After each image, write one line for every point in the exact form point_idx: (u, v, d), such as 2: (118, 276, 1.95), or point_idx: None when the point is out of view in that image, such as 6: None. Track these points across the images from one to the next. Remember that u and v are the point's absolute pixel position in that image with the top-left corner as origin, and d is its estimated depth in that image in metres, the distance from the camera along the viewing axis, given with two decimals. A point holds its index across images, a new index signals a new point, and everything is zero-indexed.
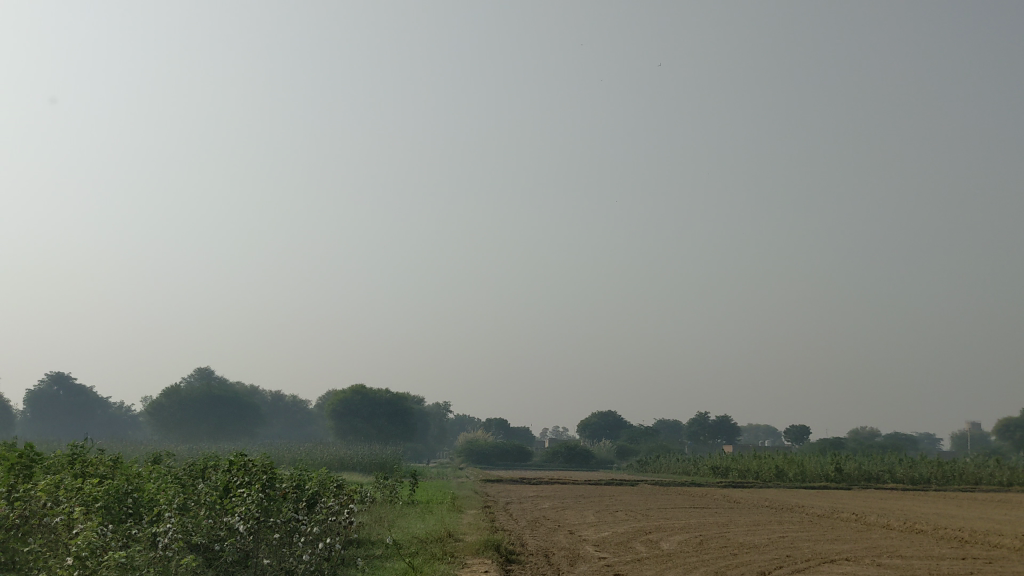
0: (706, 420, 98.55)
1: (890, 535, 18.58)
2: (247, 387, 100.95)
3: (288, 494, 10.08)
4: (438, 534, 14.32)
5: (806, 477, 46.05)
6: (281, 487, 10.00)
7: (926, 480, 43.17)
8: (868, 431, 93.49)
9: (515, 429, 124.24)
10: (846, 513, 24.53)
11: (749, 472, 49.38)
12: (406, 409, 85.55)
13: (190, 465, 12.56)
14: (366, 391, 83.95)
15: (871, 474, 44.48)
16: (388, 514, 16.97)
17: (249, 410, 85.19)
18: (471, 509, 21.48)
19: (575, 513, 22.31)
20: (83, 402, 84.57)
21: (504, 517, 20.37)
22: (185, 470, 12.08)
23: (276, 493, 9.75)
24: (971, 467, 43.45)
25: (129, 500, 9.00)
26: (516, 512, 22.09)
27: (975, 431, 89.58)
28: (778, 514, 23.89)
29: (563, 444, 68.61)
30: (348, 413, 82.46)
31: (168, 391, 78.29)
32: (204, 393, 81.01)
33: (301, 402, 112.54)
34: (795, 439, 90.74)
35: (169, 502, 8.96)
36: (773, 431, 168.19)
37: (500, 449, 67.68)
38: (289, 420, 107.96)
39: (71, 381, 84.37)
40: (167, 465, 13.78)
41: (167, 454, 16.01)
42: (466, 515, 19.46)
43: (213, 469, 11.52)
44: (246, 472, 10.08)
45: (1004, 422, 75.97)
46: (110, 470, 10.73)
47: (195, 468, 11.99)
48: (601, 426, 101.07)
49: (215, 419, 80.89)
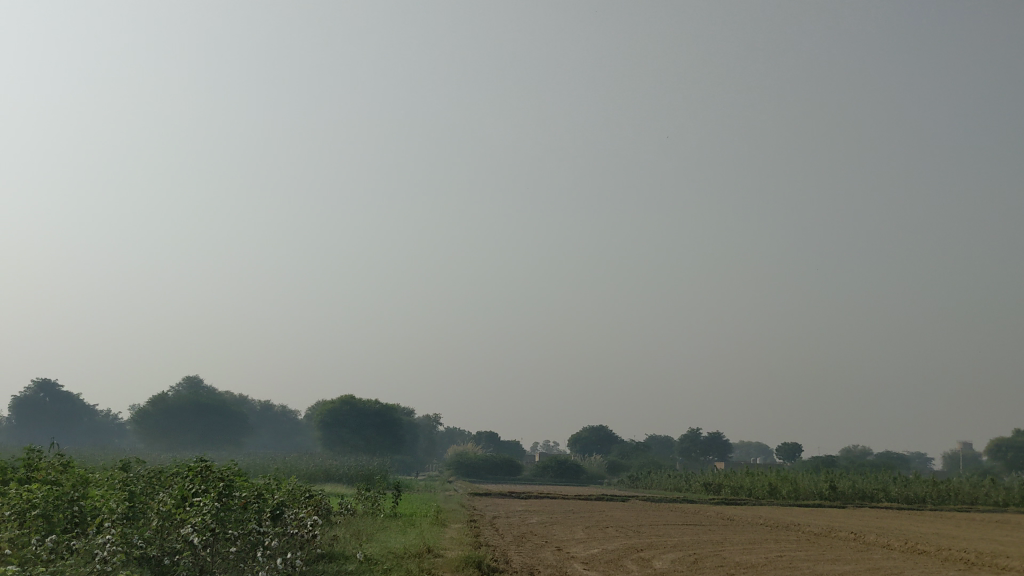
0: (697, 436, 97.92)
1: (896, 555, 17.78)
2: (235, 396, 99.94)
3: (250, 505, 9.24)
4: (417, 549, 13.52)
5: (799, 494, 45.27)
6: (242, 495, 9.17)
7: (921, 500, 42.46)
8: (860, 450, 93.09)
9: (506, 443, 123.42)
10: (842, 531, 23.81)
11: (742, 489, 48.56)
12: (395, 420, 84.55)
13: (151, 477, 11.65)
14: (355, 401, 83.04)
15: (865, 493, 43.69)
16: (365, 528, 16.08)
17: (236, 420, 84.18)
18: (454, 523, 20.63)
19: (563, 529, 21.49)
20: (68, 409, 83.37)
21: (488, 532, 19.53)
22: (140, 478, 11.21)
23: (234, 502, 8.93)
24: (966, 487, 42.79)
25: (73, 509, 8.18)
26: (501, 527, 21.21)
27: (967, 451, 89.27)
28: (773, 531, 23.09)
29: (554, 459, 67.68)
30: (336, 424, 81.39)
31: (154, 399, 76.98)
32: (192, 401, 79.83)
33: (289, 412, 111.61)
34: (786, 458, 90.10)
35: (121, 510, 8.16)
36: (763, 448, 167.70)
37: (489, 463, 66.77)
38: (276, 430, 106.93)
39: (57, 388, 83.05)
40: (131, 472, 12.91)
41: (135, 460, 15.12)
42: (448, 529, 18.55)
43: (171, 478, 10.68)
44: (202, 479, 9.20)
45: (996, 443, 75.53)
46: (59, 475, 9.84)
47: (154, 477, 11.12)
48: (591, 441, 100.33)
49: (202, 428, 79.75)
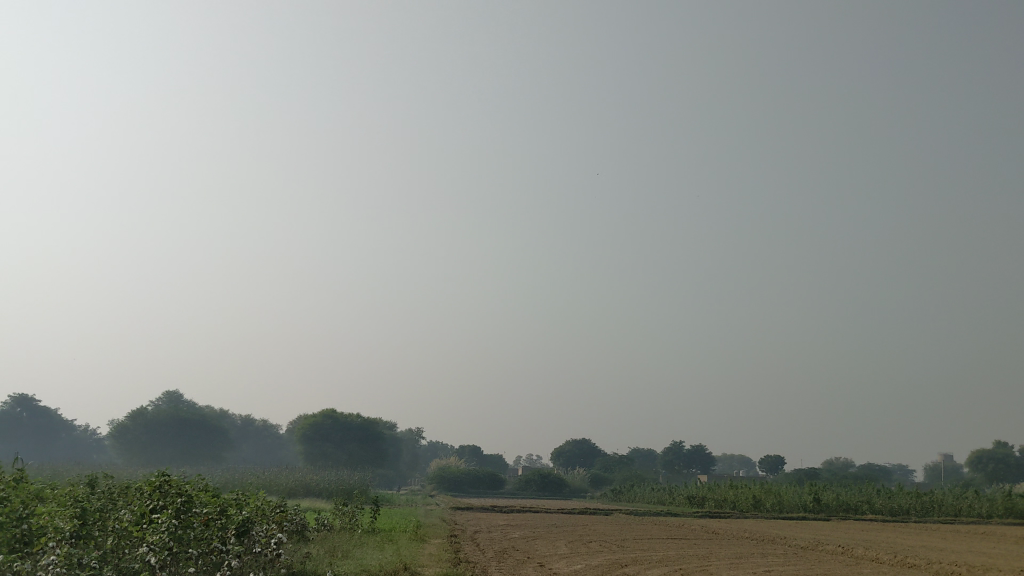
0: (680, 449, 97.60)
1: (884, 569, 17.42)
2: (216, 411, 98.89)
3: (211, 522, 8.73)
4: (393, 567, 13.02)
5: (783, 507, 44.88)
6: (203, 512, 8.63)
7: (905, 512, 42.16)
8: (843, 464, 93.13)
9: (489, 457, 122.79)
10: (829, 544, 23.40)
11: (726, 502, 48.17)
12: (377, 434, 83.76)
13: (111, 495, 11.09)
14: (337, 415, 82.25)
15: (849, 505, 43.40)
16: (341, 545, 15.54)
17: (216, 434, 83.24)
18: (434, 539, 20.13)
19: (545, 543, 21.02)
20: (47, 426, 82.10)
21: (469, 548, 19.02)
22: (96, 495, 10.64)
23: (196, 520, 8.44)
24: (950, 499, 42.57)
25: (18, 528, 7.63)
26: (483, 542, 20.72)
27: (949, 462, 89.35)
28: (759, 545, 22.63)
29: (536, 472, 67.13)
30: (318, 438, 80.64)
31: (134, 414, 75.81)
32: (172, 416, 78.74)
33: (270, 427, 110.61)
34: (768, 471, 89.88)
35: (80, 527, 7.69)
36: (747, 461, 167.95)
37: (472, 477, 66.11)
38: (258, 445, 105.98)
39: (35, 403, 81.86)
40: (93, 488, 12.35)
41: (100, 474, 14.57)
42: (427, 545, 18.01)
43: (127, 496, 10.09)
44: (161, 493, 8.65)
45: (978, 454, 75.59)
46: (8, 489, 9.28)
47: (112, 496, 10.56)
48: (575, 454, 99.79)
49: (182, 442, 78.78)
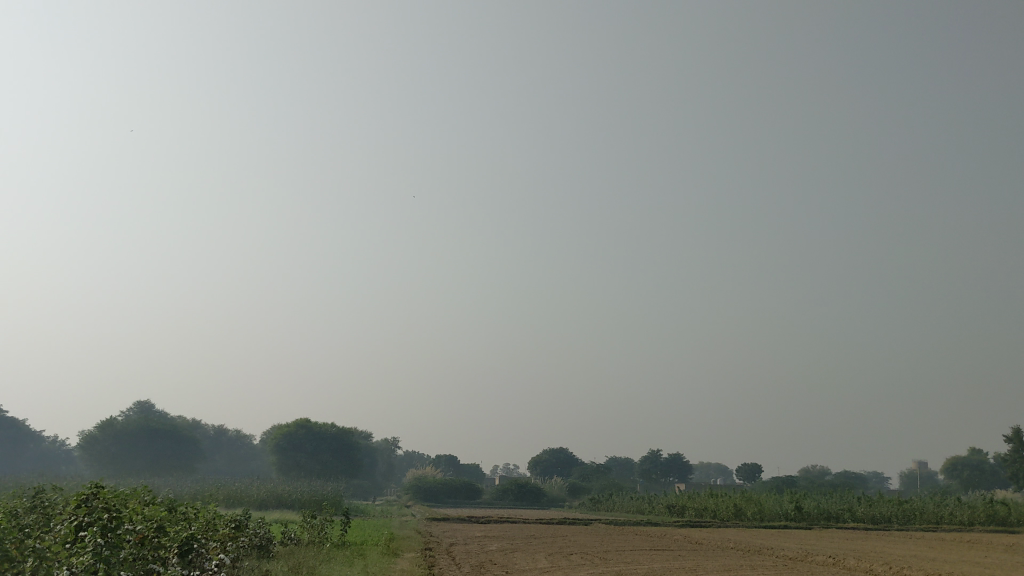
0: (658, 458, 97.02)
1: None
2: (188, 421, 97.30)
3: (147, 539, 7.69)
4: None
5: (764, 515, 44.11)
6: (137, 528, 7.58)
7: (887, 520, 41.49)
8: (819, 470, 93.82)
9: (465, 466, 121.74)
10: (820, 555, 22.49)
11: (707, 510, 47.32)
12: (352, 445, 82.39)
13: (36, 513, 9.83)
14: (312, 424, 80.80)
15: (831, 513, 42.68)
16: (307, 561, 14.56)
17: (187, 445, 81.56)
18: (407, 553, 18.98)
19: (525, 556, 19.99)
20: (14, 437, 80.19)
21: (445, 562, 17.92)
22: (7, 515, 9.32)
23: (128, 537, 7.40)
24: (930, 506, 41.91)
25: None
26: (458, 556, 19.59)
27: (924, 469, 89.56)
28: (747, 557, 21.70)
29: (513, 481, 66.04)
30: (291, 448, 79.29)
31: (103, 424, 74.13)
32: (143, 426, 76.99)
33: (244, 438, 109.12)
34: (745, 479, 89.57)
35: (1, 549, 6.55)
36: (723, 469, 167.95)
37: (448, 486, 65.01)
38: (231, 455, 104.46)
39: (3, 414, 79.82)
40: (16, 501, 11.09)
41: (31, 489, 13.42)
42: (399, 560, 16.93)
43: (48, 519, 8.86)
44: (87, 507, 7.51)
45: (953, 462, 75.49)
46: None
47: (28, 518, 9.29)
48: (551, 463, 98.93)
49: (152, 453, 77.07)
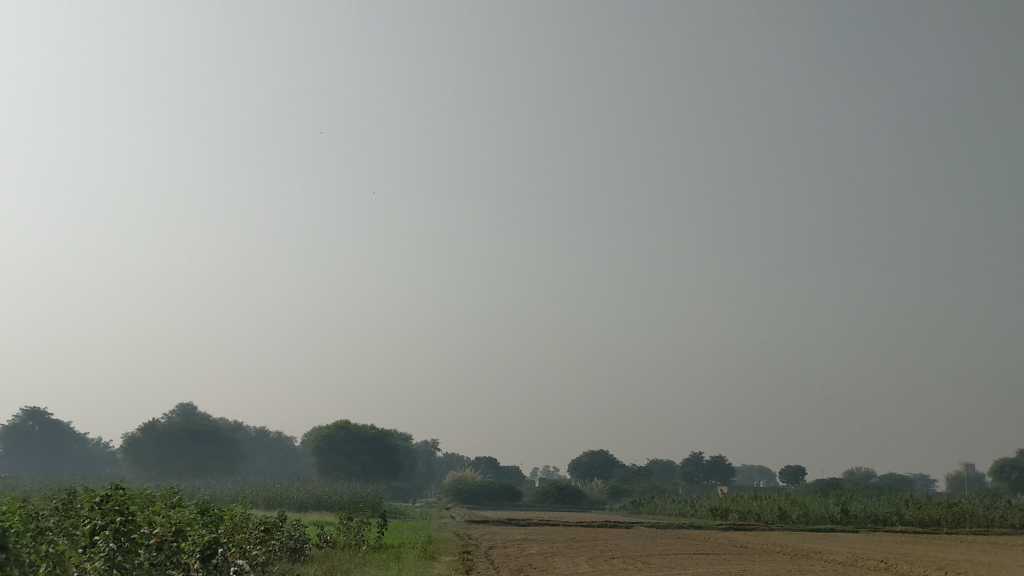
0: (699, 461, 95.67)
1: None
2: (230, 424, 97.90)
3: (164, 543, 7.33)
4: None
5: (810, 518, 43.07)
6: (154, 531, 7.20)
7: (936, 523, 40.20)
8: (864, 473, 91.99)
9: (505, 468, 121.30)
10: (871, 559, 21.54)
11: (751, 514, 46.37)
12: (391, 445, 82.41)
13: (51, 514, 9.40)
14: (350, 425, 80.86)
15: (878, 517, 41.48)
16: (341, 564, 14.07)
17: (227, 446, 81.92)
18: (445, 556, 18.49)
19: (565, 560, 19.37)
20: (58, 438, 80.93)
21: (484, 566, 17.35)
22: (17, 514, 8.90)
23: (145, 541, 7.02)
24: (980, 509, 40.63)
25: None
26: (498, 559, 19.02)
27: (971, 471, 87.69)
28: (795, 561, 20.97)
29: (553, 484, 65.61)
30: (331, 449, 79.40)
31: (146, 426, 74.73)
32: (184, 428, 77.49)
33: (284, 440, 109.58)
34: (789, 481, 88.04)
35: (19, 552, 6.25)
36: (765, 471, 165.52)
37: (489, 488, 64.55)
38: (271, 457, 104.97)
39: (47, 416, 80.55)
40: (31, 501, 10.66)
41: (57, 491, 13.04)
42: (436, 564, 16.43)
43: (65, 522, 8.45)
44: (102, 508, 7.12)
45: (1001, 464, 73.25)
46: None
47: (43, 519, 8.88)
48: (591, 465, 98.26)
49: (194, 454, 77.54)
